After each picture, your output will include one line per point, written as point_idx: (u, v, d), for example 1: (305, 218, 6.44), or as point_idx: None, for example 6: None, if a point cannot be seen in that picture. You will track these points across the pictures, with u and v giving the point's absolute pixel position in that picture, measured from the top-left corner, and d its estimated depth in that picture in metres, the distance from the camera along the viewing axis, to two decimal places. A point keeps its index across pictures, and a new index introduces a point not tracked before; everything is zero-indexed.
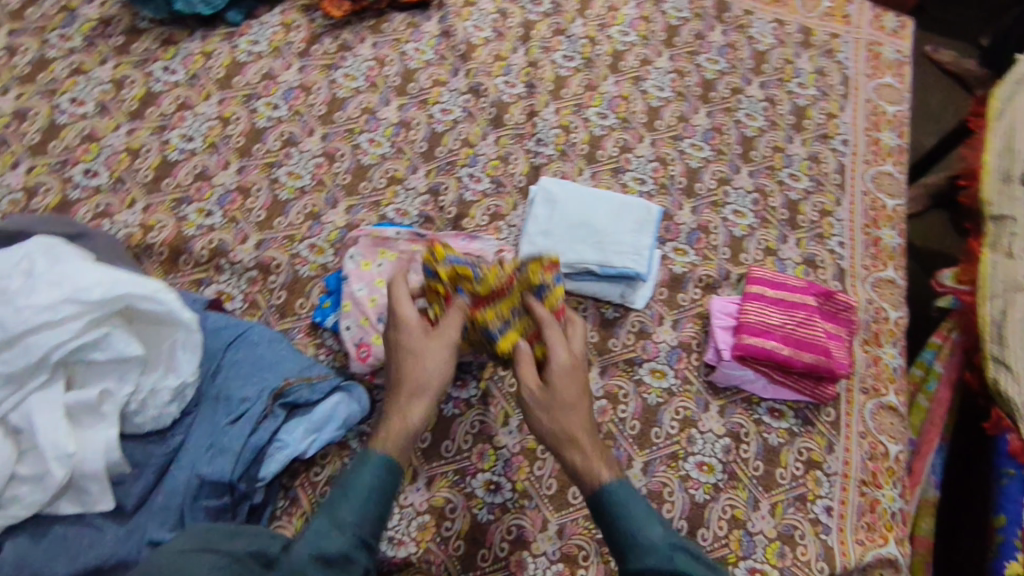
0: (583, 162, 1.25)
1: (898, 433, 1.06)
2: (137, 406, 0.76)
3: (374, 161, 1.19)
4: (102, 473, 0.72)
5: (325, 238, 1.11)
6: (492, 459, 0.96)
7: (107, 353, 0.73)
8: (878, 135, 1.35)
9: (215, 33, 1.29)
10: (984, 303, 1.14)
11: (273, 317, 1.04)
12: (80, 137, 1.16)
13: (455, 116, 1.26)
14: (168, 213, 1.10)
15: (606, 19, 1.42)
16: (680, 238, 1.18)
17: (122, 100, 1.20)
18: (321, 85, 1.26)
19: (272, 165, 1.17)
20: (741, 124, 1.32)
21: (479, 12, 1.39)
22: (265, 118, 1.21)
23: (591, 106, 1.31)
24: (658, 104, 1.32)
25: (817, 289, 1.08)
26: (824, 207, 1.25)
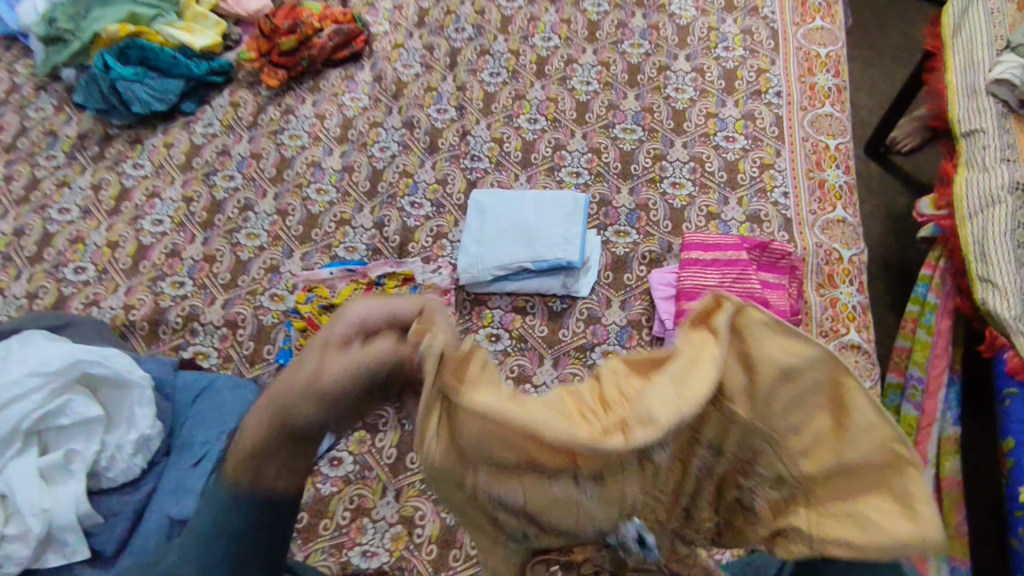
0: (518, 168, 1.19)
1: (865, 371, 0.94)
2: (106, 462, 0.77)
3: (323, 209, 1.18)
4: (74, 523, 0.73)
5: (284, 286, 1.09)
6: (399, 545, 0.88)
7: (71, 418, 0.76)
8: (811, 80, 1.22)
9: (174, 125, 1.31)
10: (964, 225, 1.16)
11: (244, 366, 1.03)
12: (145, 194, 1.23)
13: (421, 171, 1.20)
14: (146, 291, 1.12)
15: (812, 96, 1.20)
16: (620, 221, 1.11)
17: (101, 201, 1.23)
18: (186, 150, 1.27)
19: (232, 231, 1.17)
20: (670, 99, 1.24)
21: (509, 89, 1.28)
22: (223, 190, 1.22)
23: (522, 114, 1.25)
24: (975, 177, 1.19)
25: (750, 242, 1.00)
26: (763, 161, 1.14)
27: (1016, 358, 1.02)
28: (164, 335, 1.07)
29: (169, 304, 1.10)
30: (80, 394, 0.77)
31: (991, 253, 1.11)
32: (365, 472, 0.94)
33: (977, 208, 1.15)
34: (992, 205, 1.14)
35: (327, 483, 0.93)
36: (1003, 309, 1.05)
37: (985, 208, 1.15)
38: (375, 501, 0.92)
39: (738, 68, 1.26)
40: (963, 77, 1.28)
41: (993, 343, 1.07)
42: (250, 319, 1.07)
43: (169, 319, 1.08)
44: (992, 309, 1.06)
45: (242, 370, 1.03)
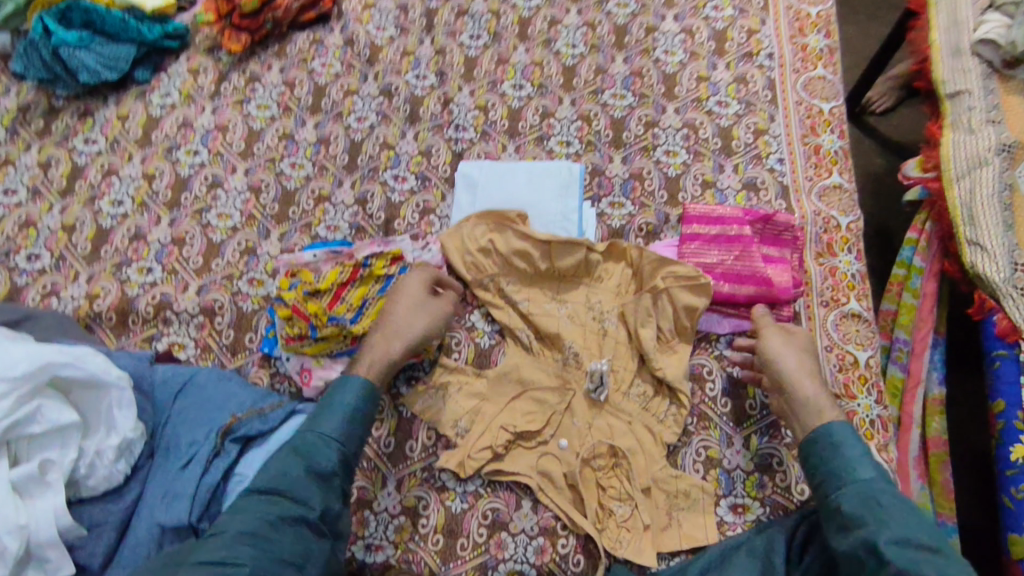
0: (505, 138, 1.13)
1: (865, 339, 0.95)
2: (86, 470, 0.72)
3: (299, 185, 1.10)
4: (57, 539, 0.68)
5: (262, 270, 1.03)
6: (404, 536, 0.86)
7: (44, 425, 0.69)
8: (804, 41, 1.18)
9: (127, 95, 1.20)
10: (951, 187, 1.16)
11: (225, 357, 0.97)
12: (100, 171, 1.13)
13: (402, 142, 1.13)
14: (111, 279, 1.04)
15: (804, 59, 1.17)
16: (614, 192, 1.07)
17: (51, 180, 1.13)
18: (143, 123, 1.17)
19: (200, 211, 1.09)
20: (660, 63, 1.19)
21: (491, 53, 1.21)
22: (187, 166, 1.13)
23: (506, 79, 1.19)
24: (961, 139, 1.18)
25: (753, 215, 0.99)
26: (757, 127, 1.11)
27: (1005, 321, 1.05)
28: (135, 325, 1.00)
29: (138, 292, 1.02)
30: (51, 399, 0.71)
31: (979, 215, 1.11)
32: (364, 463, 0.90)
33: (964, 170, 1.15)
34: (980, 168, 1.15)
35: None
36: (994, 273, 1.07)
37: (971, 171, 1.15)
38: (376, 493, 0.88)
39: (728, 29, 1.21)
40: (946, 37, 1.26)
41: (982, 306, 1.08)
42: (228, 306, 1.00)
43: (139, 308, 1.01)
44: (982, 272, 1.08)
45: (223, 360, 0.97)
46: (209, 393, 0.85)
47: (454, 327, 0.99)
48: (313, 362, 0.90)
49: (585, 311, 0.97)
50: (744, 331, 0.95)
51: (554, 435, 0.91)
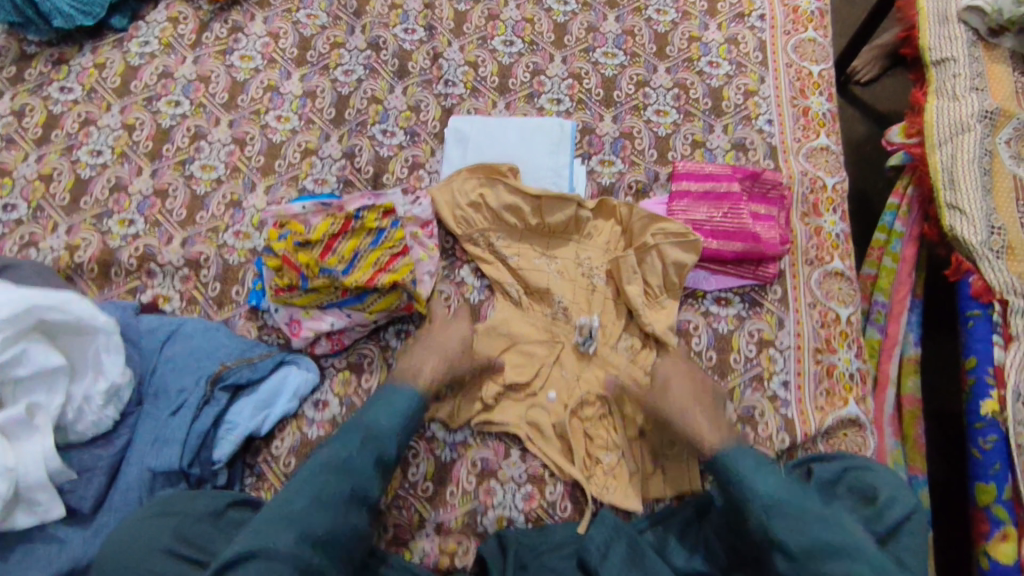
0: (495, 94, 1.12)
1: (848, 297, 0.97)
2: (74, 416, 0.72)
3: (285, 138, 1.08)
4: (47, 482, 0.68)
5: (248, 223, 1.01)
6: (395, 483, 0.88)
7: (29, 368, 0.69)
8: (795, 3, 1.18)
9: (103, 42, 1.16)
10: (933, 152, 1.18)
11: (211, 309, 0.96)
12: (77, 121, 1.10)
13: (390, 96, 1.11)
14: (91, 230, 1.01)
15: (795, 21, 1.16)
16: (604, 150, 1.07)
17: (25, 129, 1.09)
18: (120, 71, 1.14)
19: (183, 162, 1.06)
20: (652, 21, 1.17)
21: (481, 8, 1.19)
22: (169, 117, 1.10)
23: (496, 35, 1.17)
24: (944, 105, 1.20)
25: (742, 172, 1.00)
26: (747, 88, 1.11)
27: (980, 282, 1.08)
28: (118, 278, 0.99)
29: (120, 244, 1.00)
30: (37, 343, 0.70)
31: (959, 180, 1.13)
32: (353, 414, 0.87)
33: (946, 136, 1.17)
34: (962, 135, 1.16)
35: (313, 427, 0.86)
36: (971, 235, 1.09)
37: (954, 137, 1.17)
38: None
39: None
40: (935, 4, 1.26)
41: (959, 268, 1.12)
42: (214, 258, 0.99)
43: (122, 260, 0.99)
44: (959, 235, 1.10)
45: (210, 313, 0.96)
46: (196, 342, 0.84)
47: (443, 281, 0.98)
48: (303, 313, 0.90)
49: (575, 267, 0.98)
50: (730, 288, 0.97)
51: (543, 387, 0.93)
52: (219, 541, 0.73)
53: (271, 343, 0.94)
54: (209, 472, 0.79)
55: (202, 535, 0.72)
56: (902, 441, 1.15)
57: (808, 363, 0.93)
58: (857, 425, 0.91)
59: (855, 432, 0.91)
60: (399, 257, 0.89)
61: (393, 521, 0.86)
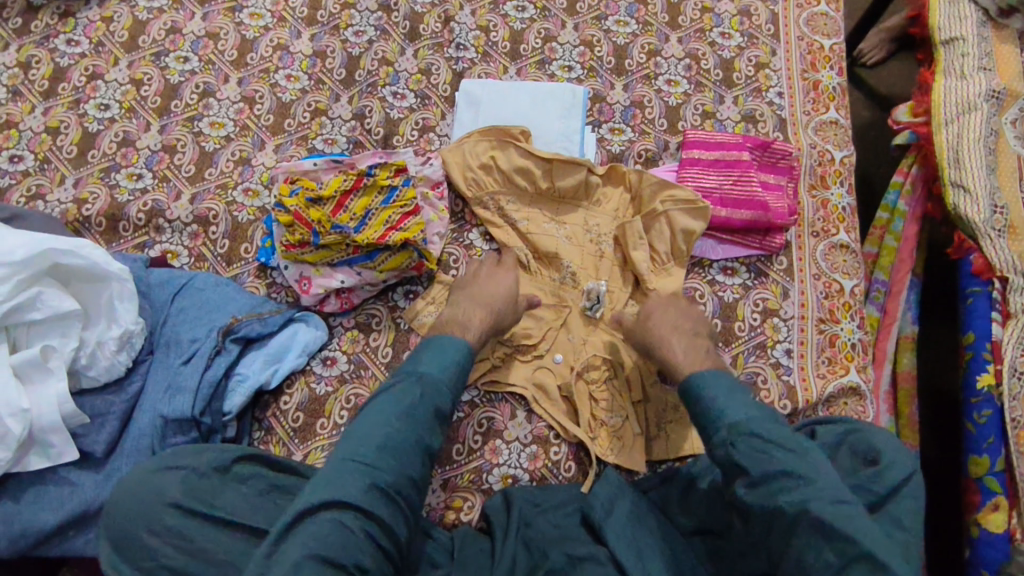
0: (506, 59, 1.11)
1: (852, 269, 0.99)
2: (87, 361, 0.73)
3: (294, 97, 1.08)
4: (61, 424, 0.70)
5: (257, 181, 1.01)
6: None
7: (44, 312, 0.70)
8: None
9: None
10: (939, 130, 1.17)
11: (220, 266, 0.96)
12: (85, 74, 1.09)
13: (401, 59, 1.11)
14: (99, 184, 1.01)
15: None
16: (615, 118, 1.07)
17: (31, 81, 1.08)
18: (128, 25, 1.12)
19: (192, 119, 1.06)
20: None
21: None
22: (177, 73, 1.09)
23: (509, 0, 1.16)
24: (952, 84, 1.19)
25: (752, 141, 1.00)
26: (759, 60, 1.11)
27: (981, 260, 1.09)
28: (127, 232, 0.99)
29: (129, 199, 1.00)
30: (50, 288, 0.71)
31: (964, 158, 1.14)
32: (361, 371, 0.88)
33: (953, 115, 1.17)
34: (969, 113, 1.16)
35: (321, 384, 0.87)
36: (975, 214, 1.10)
37: (960, 115, 1.17)
38: None
39: None
40: None
41: (960, 246, 1.13)
42: (223, 215, 0.99)
43: (130, 214, 0.99)
44: (963, 213, 1.11)
45: (219, 270, 0.96)
46: (209, 297, 0.85)
47: (452, 244, 0.98)
48: (312, 270, 0.90)
49: (583, 234, 0.98)
50: (736, 257, 0.98)
51: (549, 350, 0.94)
52: (227, 494, 0.71)
53: (279, 300, 0.94)
54: (220, 423, 0.80)
55: (207, 492, 0.71)
56: (896, 417, 1.17)
57: (811, 332, 0.95)
58: (858, 394, 0.93)
59: (855, 401, 0.92)
60: (410, 217, 0.90)
61: None
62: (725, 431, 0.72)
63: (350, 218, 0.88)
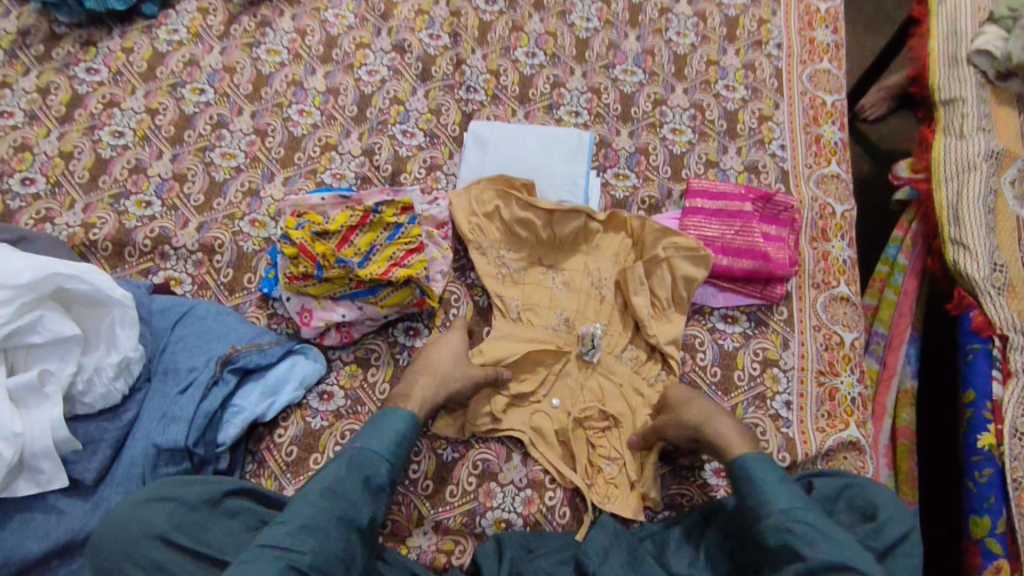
0: (515, 103, 1.14)
1: (852, 322, 0.99)
2: (83, 387, 0.73)
3: (305, 132, 1.10)
4: (53, 451, 0.69)
5: (265, 212, 1.02)
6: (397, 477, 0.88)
7: (44, 335, 0.70)
8: (812, 35, 1.21)
9: (133, 27, 1.18)
10: (939, 187, 1.19)
11: (222, 295, 0.97)
12: (102, 102, 1.11)
13: (412, 99, 1.13)
14: (108, 209, 1.02)
15: (811, 52, 1.19)
16: (620, 164, 1.09)
17: (48, 107, 1.10)
18: (148, 56, 1.15)
19: (204, 149, 1.07)
20: (672, 43, 1.20)
21: (506, 19, 1.21)
22: (192, 104, 1.11)
23: (520, 46, 1.19)
24: (952, 143, 1.21)
25: (755, 192, 1.02)
26: (762, 113, 1.13)
27: (981, 317, 1.09)
28: (132, 258, 0.99)
29: (136, 225, 1.01)
30: (52, 311, 0.72)
31: (964, 216, 1.15)
32: (358, 407, 0.88)
33: (953, 172, 1.18)
34: (970, 172, 1.18)
35: (317, 418, 0.86)
36: (975, 271, 1.11)
37: (960, 173, 1.18)
38: None
39: (740, 17, 1.23)
40: (945, 45, 1.28)
41: (960, 302, 1.13)
42: (229, 245, 0.99)
43: (137, 241, 1.00)
44: (963, 270, 1.12)
45: (221, 299, 0.97)
46: (209, 325, 0.85)
47: (454, 282, 0.99)
48: (314, 303, 0.90)
49: (583, 279, 0.99)
50: (737, 306, 0.98)
51: (546, 395, 0.93)
52: (214, 530, 0.71)
53: (279, 331, 0.95)
54: (213, 454, 0.79)
55: (196, 526, 0.70)
56: (895, 473, 1.15)
57: (811, 384, 0.94)
58: (857, 448, 0.92)
59: (855, 456, 0.91)
60: (415, 254, 0.90)
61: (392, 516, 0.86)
62: (780, 520, 0.72)
63: (355, 253, 0.88)
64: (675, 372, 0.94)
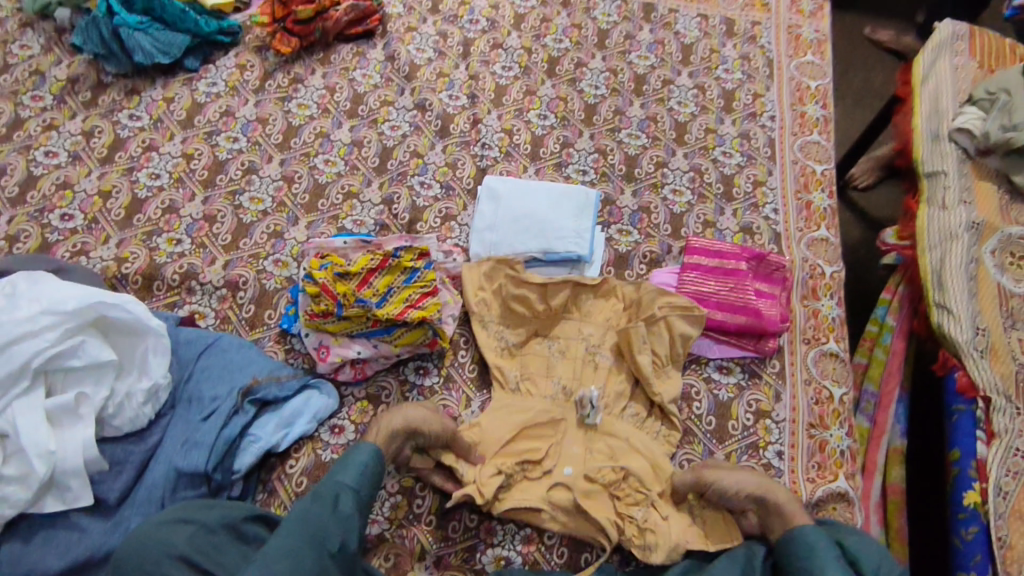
0: (526, 160, 1.22)
1: (842, 377, 1.03)
2: (113, 410, 0.77)
3: (330, 180, 1.17)
4: (82, 469, 0.74)
5: (288, 253, 1.09)
6: (402, 511, 0.91)
7: (83, 360, 0.76)
8: (802, 109, 1.30)
9: (174, 79, 1.27)
10: (924, 254, 1.26)
11: (243, 329, 1.02)
12: (141, 146, 1.19)
13: (430, 153, 1.21)
14: (140, 245, 1.08)
15: (802, 125, 1.28)
16: (623, 220, 1.16)
17: (91, 149, 1.18)
18: (187, 106, 1.24)
19: (234, 193, 1.15)
20: (674, 112, 1.29)
21: (520, 84, 1.31)
22: (225, 151, 1.19)
23: (532, 109, 1.28)
24: (935, 213, 1.29)
25: (750, 252, 1.09)
26: (757, 178, 1.22)
27: (965, 378, 1.14)
28: (160, 291, 1.05)
29: (166, 261, 1.07)
30: (92, 338, 0.77)
31: (948, 282, 1.21)
32: None
33: (936, 241, 1.26)
34: (952, 241, 1.25)
35: (328, 450, 0.90)
36: (959, 334, 1.16)
37: (943, 241, 1.25)
38: None
39: (737, 90, 1.32)
40: (930, 121, 1.37)
41: (946, 363, 1.18)
42: (252, 282, 1.05)
43: (166, 275, 1.06)
44: (947, 333, 1.17)
45: (242, 333, 1.02)
46: (231, 357, 0.90)
47: (462, 326, 1.05)
48: (331, 340, 0.96)
49: (577, 346, 1.02)
50: (731, 358, 1.04)
51: (556, 465, 0.93)
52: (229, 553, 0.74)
53: (296, 366, 0.99)
54: (229, 480, 0.82)
55: (216, 549, 0.73)
56: (885, 528, 1.17)
57: (802, 436, 0.98)
58: (847, 499, 0.95)
59: (844, 506, 0.94)
60: (428, 297, 0.96)
61: (397, 549, 0.89)
62: None
63: (373, 294, 0.94)
64: (675, 427, 0.97)
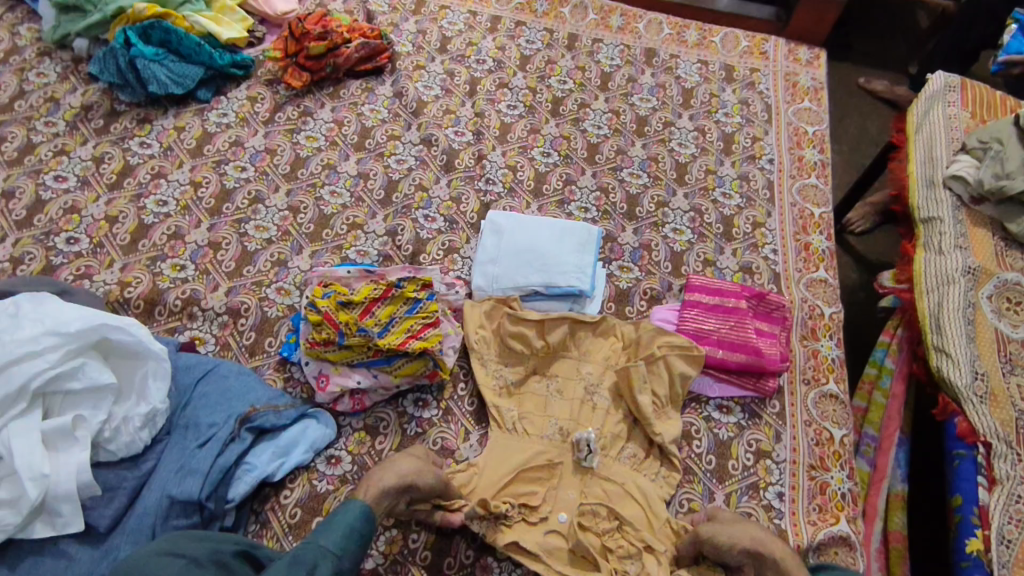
0: (529, 196, 1.24)
1: (842, 419, 1.03)
2: (110, 434, 0.77)
3: (335, 211, 1.19)
4: (75, 494, 0.72)
5: (291, 282, 1.09)
6: (396, 546, 0.89)
7: (83, 382, 0.76)
8: (800, 153, 1.33)
9: (187, 110, 1.30)
10: (922, 298, 1.28)
11: (243, 356, 1.02)
12: (151, 173, 1.21)
13: (435, 187, 1.23)
14: (144, 270, 1.09)
15: (800, 169, 1.31)
16: (624, 257, 1.18)
17: (100, 175, 1.20)
18: (197, 135, 1.26)
19: (239, 221, 1.16)
20: (674, 153, 1.32)
21: (525, 122, 1.34)
22: (233, 180, 1.21)
23: (536, 147, 1.31)
24: (931, 258, 1.31)
25: (749, 291, 1.10)
26: (756, 219, 1.23)
27: (965, 423, 1.14)
28: (161, 316, 1.05)
29: (169, 286, 1.07)
30: (93, 360, 0.77)
31: (946, 326, 1.21)
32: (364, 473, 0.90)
33: (933, 285, 1.27)
34: (949, 285, 1.26)
35: (323, 481, 0.89)
36: (958, 378, 1.17)
37: (940, 286, 1.27)
38: None
39: (736, 134, 1.36)
40: (924, 169, 1.41)
41: (945, 408, 1.18)
42: (254, 309, 1.06)
43: (168, 301, 1.06)
44: (947, 376, 1.17)
45: (241, 360, 1.01)
46: (229, 383, 0.89)
47: (462, 358, 1.05)
48: (331, 368, 0.95)
49: (578, 378, 1.02)
50: (731, 396, 1.03)
51: (551, 512, 0.92)
52: None
53: (294, 394, 0.99)
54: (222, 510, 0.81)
55: None
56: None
57: (802, 477, 0.97)
58: (848, 544, 0.93)
59: (846, 551, 0.93)
60: (429, 329, 0.96)
61: None
62: None
63: (376, 322, 0.95)
64: (675, 467, 0.96)
